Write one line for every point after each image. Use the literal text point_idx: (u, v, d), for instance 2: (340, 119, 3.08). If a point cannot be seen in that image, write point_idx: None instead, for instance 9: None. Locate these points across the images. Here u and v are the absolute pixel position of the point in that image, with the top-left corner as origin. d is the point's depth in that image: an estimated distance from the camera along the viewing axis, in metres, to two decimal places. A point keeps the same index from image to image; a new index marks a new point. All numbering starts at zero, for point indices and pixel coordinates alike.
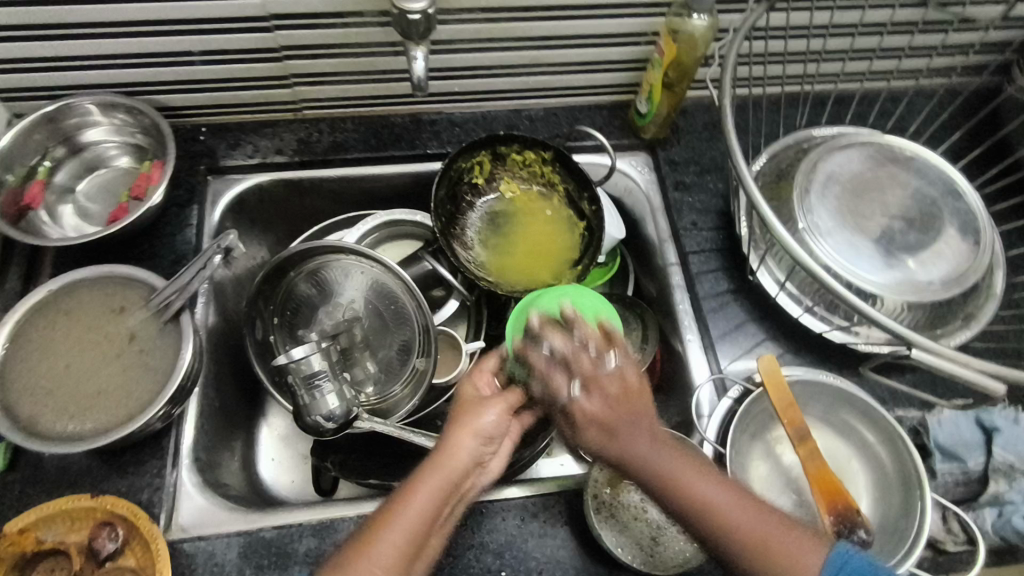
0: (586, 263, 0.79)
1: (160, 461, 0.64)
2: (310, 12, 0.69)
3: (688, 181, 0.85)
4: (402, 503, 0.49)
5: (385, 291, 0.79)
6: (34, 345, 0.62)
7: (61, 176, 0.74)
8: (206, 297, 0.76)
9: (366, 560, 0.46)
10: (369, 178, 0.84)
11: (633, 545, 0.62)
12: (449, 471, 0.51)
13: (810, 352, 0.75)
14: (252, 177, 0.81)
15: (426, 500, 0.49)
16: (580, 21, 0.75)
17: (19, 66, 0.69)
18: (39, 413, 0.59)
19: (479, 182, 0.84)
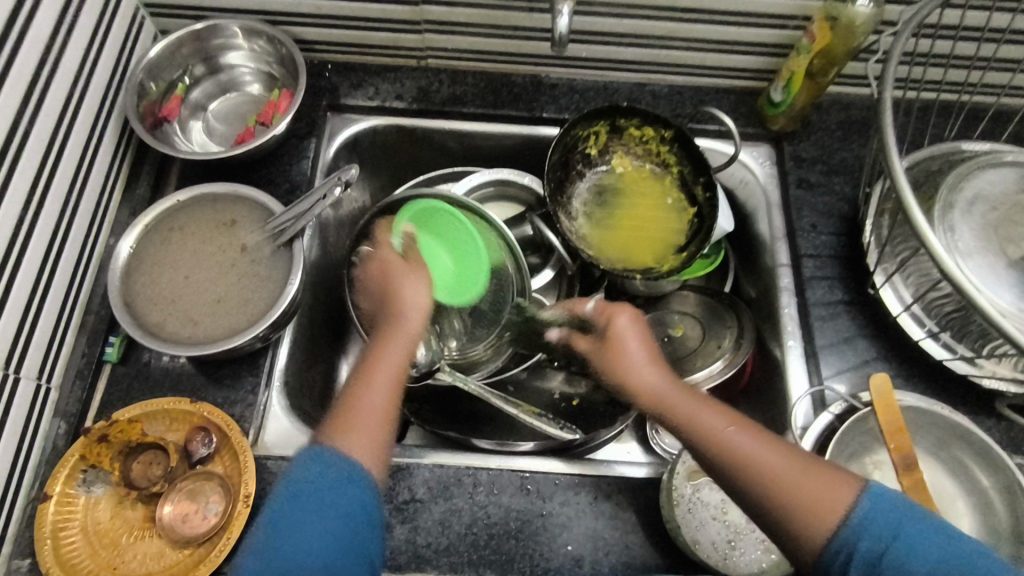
0: (692, 250, 0.76)
1: (255, 379, 0.67)
2: None
3: (813, 180, 0.80)
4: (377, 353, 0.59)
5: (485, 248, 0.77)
6: (158, 250, 0.65)
7: (197, 94, 0.77)
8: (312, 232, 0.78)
9: (364, 386, 0.56)
10: (481, 135, 0.84)
11: (707, 543, 0.60)
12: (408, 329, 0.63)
13: (924, 380, 0.70)
14: (369, 119, 0.82)
15: (398, 350, 0.60)
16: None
17: None
18: (157, 313, 0.62)
19: (591, 153, 0.82)
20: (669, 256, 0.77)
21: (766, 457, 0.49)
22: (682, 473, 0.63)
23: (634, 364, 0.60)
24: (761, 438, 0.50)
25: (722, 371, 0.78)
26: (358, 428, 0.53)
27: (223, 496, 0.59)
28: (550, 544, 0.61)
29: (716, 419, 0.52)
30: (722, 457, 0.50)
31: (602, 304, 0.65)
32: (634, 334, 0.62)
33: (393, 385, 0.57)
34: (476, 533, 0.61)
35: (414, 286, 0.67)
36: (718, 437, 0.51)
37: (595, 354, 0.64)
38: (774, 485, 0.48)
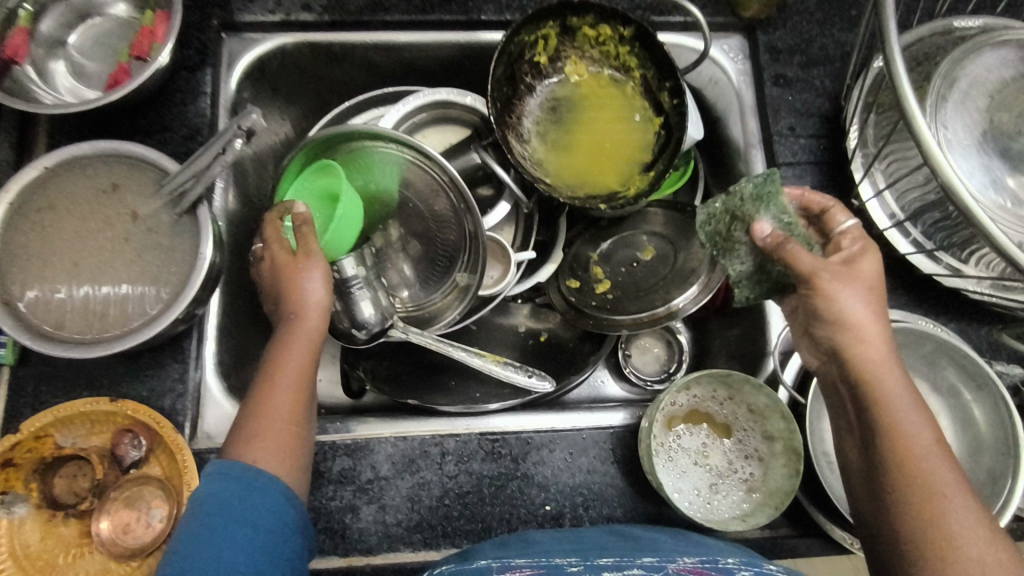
0: (662, 168, 0.68)
1: (183, 365, 0.59)
2: None
3: (791, 75, 0.71)
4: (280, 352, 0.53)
5: (426, 184, 0.66)
6: (32, 233, 0.54)
7: (48, 24, 0.62)
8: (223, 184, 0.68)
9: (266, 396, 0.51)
10: (411, 47, 0.72)
11: (690, 490, 0.58)
12: (309, 324, 0.55)
13: (907, 292, 0.66)
14: (272, 38, 0.69)
15: (298, 351, 0.53)
16: None
17: None
18: (48, 309, 0.53)
19: (541, 61, 0.71)
20: (635, 176, 0.69)
21: (944, 489, 0.44)
22: (661, 421, 0.59)
23: (858, 313, 0.50)
24: (952, 471, 0.45)
25: (698, 296, 0.73)
26: (260, 444, 0.48)
27: (165, 500, 0.54)
28: (527, 505, 0.58)
29: (920, 427, 0.46)
30: (892, 452, 0.46)
31: (862, 233, 0.54)
32: (873, 275, 0.52)
33: (296, 394, 0.52)
34: (449, 504, 0.58)
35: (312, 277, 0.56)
36: (907, 430, 0.46)
37: (829, 270, 0.50)
38: (932, 518, 0.43)
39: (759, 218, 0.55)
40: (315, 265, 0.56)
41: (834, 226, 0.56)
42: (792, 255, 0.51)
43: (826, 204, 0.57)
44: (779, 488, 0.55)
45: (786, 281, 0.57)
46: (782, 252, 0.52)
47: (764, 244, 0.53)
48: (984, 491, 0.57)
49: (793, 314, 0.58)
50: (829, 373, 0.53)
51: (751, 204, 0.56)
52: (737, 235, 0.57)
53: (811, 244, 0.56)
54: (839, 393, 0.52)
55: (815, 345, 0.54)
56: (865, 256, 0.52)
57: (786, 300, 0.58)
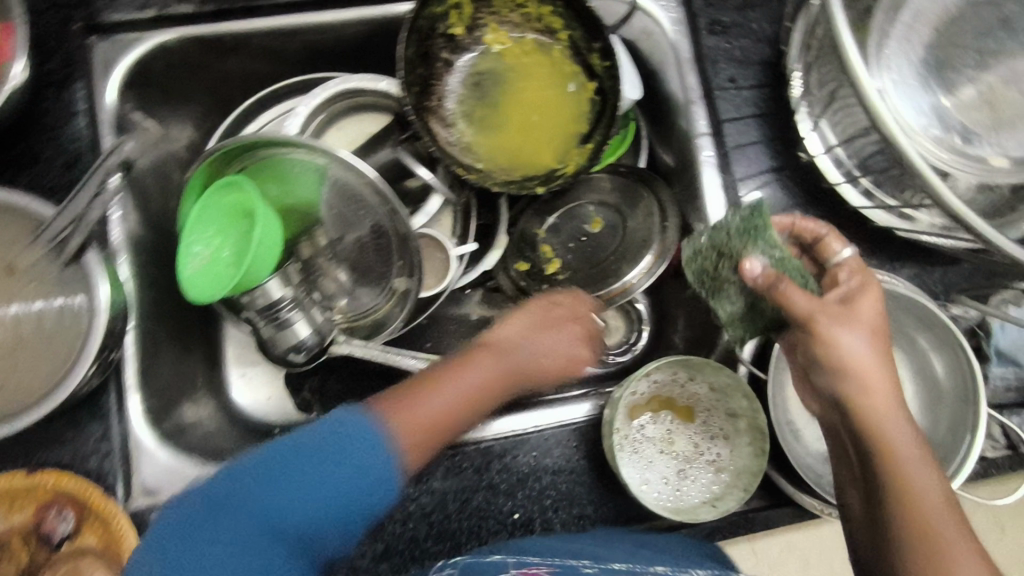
0: (600, 138, 0.63)
1: (104, 423, 0.55)
2: None
3: (726, 21, 0.66)
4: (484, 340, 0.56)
5: (347, 191, 0.61)
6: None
7: None
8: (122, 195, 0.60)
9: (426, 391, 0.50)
10: (310, 30, 0.64)
11: (658, 479, 0.56)
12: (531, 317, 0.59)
13: (862, 244, 0.64)
14: (149, 36, 0.60)
15: (515, 326, 0.58)
16: None
17: None
18: None
19: (457, 33, 0.64)
20: (573, 150, 0.64)
21: (956, 551, 0.41)
22: (623, 413, 0.57)
23: (864, 365, 0.46)
24: (961, 528, 0.43)
25: (653, 268, 0.71)
26: (404, 406, 0.47)
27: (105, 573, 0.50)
28: (495, 517, 0.56)
29: (928, 481, 0.44)
30: (903, 521, 0.43)
31: (859, 265, 0.51)
32: (874, 314, 0.48)
33: (488, 385, 0.53)
34: (414, 527, 0.56)
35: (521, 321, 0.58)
36: (918, 491, 0.43)
37: (825, 313, 0.47)
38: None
39: (748, 256, 0.52)
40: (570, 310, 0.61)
41: (831, 256, 0.54)
42: (785, 298, 0.48)
43: (822, 234, 0.54)
44: (746, 468, 0.55)
45: (781, 319, 0.53)
46: (775, 292, 0.48)
47: (756, 282, 0.50)
48: (947, 441, 0.57)
49: (790, 352, 0.55)
50: (832, 420, 0.50)
51: (738, 240, 0.53)
52: (725, 272, 0.55)
53: (807, 279, 0.53)
54: (844, 447, 0.50)
55: (816, 388, 0.51)
56: (865, 296, 0.49)
57: (783, 338, 0.54)
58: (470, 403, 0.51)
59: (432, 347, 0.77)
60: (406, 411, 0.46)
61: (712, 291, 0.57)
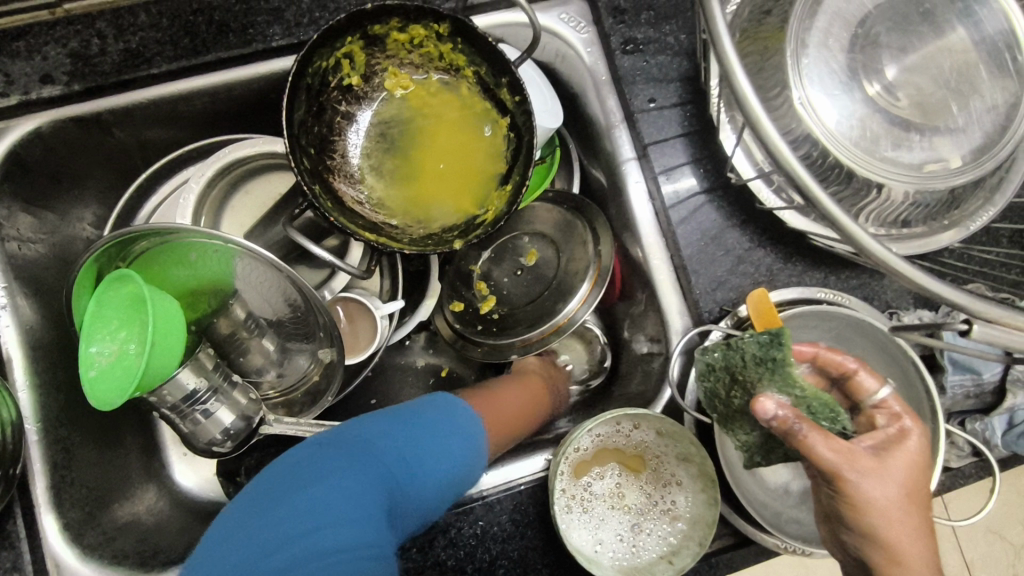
0: (519, 179, 0.60)
1: (15, 551, 0.53)
2: None
3: (641, 37, 0.62)
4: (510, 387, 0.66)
5: (257, 273, 0.56)
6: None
7: None
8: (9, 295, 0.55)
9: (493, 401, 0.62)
10: (196, 95, 0.59)
11: (613, 536, 0.53)
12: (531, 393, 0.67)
13: (802, 260, 0.61)
14: (20, 125, 0.56)
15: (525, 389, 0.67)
16: None
17: None
18: None
19: (354, 83, 0.60)
20: (493, 195, 0.61)
21: None
22: (568, 471, 0.54)
23: (898, 527, 0.45)
24: None
25: (592, 297, 0.67)
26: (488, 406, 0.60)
27: None
28: None
29: None
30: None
31: (901, 411, 0.49)
32: (910, 469, 0.46)
33: (522, 409, 0.63)
34: None
35: (511, 397, 0.64)
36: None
37: (855, 467, 0.45)
38: None
39: (764, 392, 0.49)
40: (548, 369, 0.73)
41: (865, 394, 0.51)
42: (810, 453, 0.45)
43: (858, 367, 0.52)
44: (703, 517, 0.52)
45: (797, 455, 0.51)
46: (794, 437, 0.45)
47: (769, 423, 0.45)
48: None
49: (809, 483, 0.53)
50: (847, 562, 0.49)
51: (753, 370, 0.50)
52: (738, 403, 0.51)
53: (839, 415, 0.50)
54: None
55: (829, 528, 0.50)
56: (904, 444, 0.47)
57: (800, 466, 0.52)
58: (523, 413, 0.63)
59: (379, 404, 0.73)
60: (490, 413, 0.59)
61: (726, 418, 0.52)
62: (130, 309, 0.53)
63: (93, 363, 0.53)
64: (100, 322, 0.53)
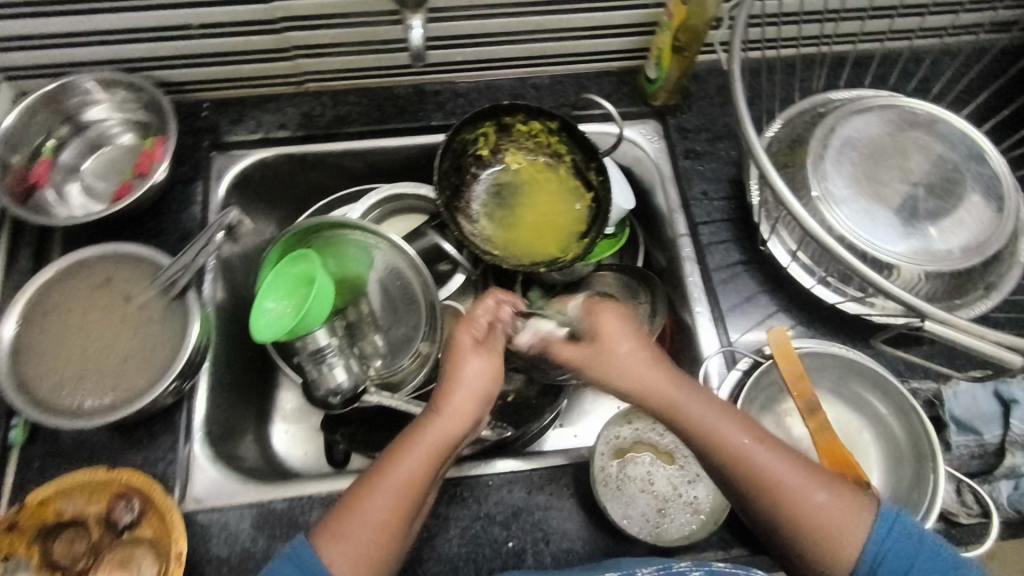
0: (593, 236, 0.78)
1: (173, 436, 0.66)
2: (311, 13, 0.72)
3: (699, 149, 0.83)
4: (393, 462, 0.54)
5: (392, 268, 0.78)
6: (38, 339, 0.62)
7: (67, 154, 0.74)
8: (213, 271, 0.76)
9: (360, 512, 0.52)
10: (374, 151, 0.83)
11: (639, 516, 0.62)
12: (424, 450, 0.54)
13: (822, 325, 0.74)
14: (257, 153, 0.81)
15: (418, 452, 0.54)
16: (582, 16, 0.77)
17: (34, 42, 0.69)
18: (64, 392, 0.60)
19: (484, 154, 0.83)
20: (573, 245, 0.79)
21: (783, 481, 0.51)
22: (607, 452, 0.65)
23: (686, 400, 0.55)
24: (793, 463, 0.53)
25: None
26: (341, 548, 0.50)
27: (155, 559, 0.59)
28: (491, 544, 0.63)
29: (735, 432, 0.53)
30: (781, 514, 0.51)
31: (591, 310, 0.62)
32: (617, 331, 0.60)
33: (404, 492, 0.53)
34: (417, 547, 0.62)
35: (383, 494, 0.52)
36: (777, 479, 0.52)
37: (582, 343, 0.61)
38: (795, 510, 0.51)
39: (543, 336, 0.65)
40: (471, 357, 0.58)
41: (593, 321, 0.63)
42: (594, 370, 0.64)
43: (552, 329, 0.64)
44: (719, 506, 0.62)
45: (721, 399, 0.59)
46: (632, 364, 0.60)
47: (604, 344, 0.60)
48: (911, 497, 0.62)
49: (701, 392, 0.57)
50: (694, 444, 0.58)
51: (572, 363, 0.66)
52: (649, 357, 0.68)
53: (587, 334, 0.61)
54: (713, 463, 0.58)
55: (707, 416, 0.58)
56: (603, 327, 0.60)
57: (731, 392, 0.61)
58: (409, 498, 0.53)
59: None
60: (344, 553, 0.50)
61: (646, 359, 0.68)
62: (297, 277, 0.74)
63: (263, 310, 0.71)
64: (274, 284, 0.73)
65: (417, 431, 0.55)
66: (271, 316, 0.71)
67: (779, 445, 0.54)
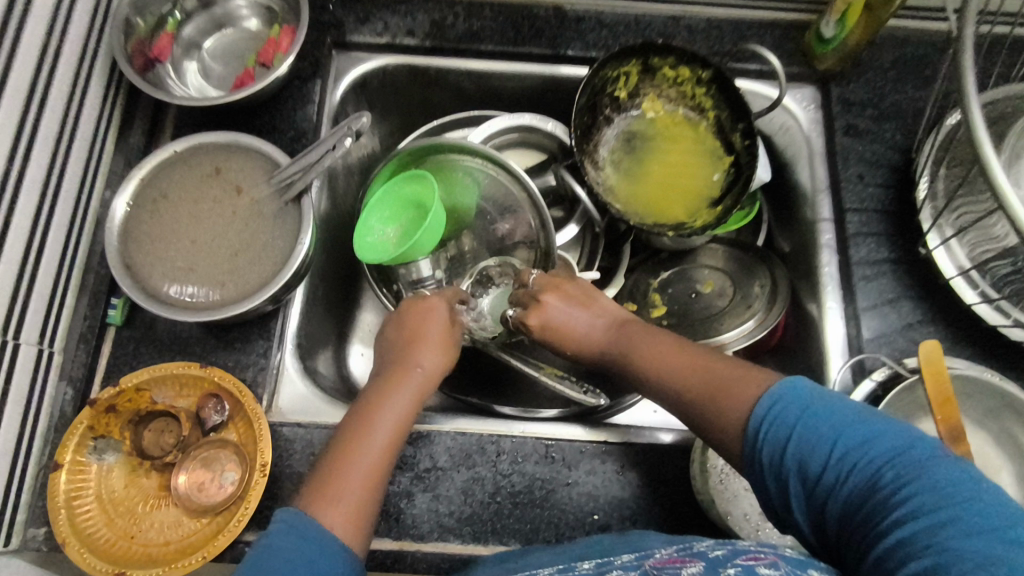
0: (728, 204, 0.71)
1: (266, 343, 0.63)
2: None
3: (861, 127, 0.74)
4: (373, 412, 0.56)
5: (507, 203, 0.72)
6: (147, 221, 0.59)
7: (189, 30, 0.70)
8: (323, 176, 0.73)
9: (350, 462, 0.52)
10: (501, 76, 0.77)
11: (739, 514, 0.58)
12: (396, 405, 0.57)
13: (970, 346, 0.66)
14: (379, 58, 0.76)
15: (398, 409, 0.57)
16: None
17: None
18: (171, 282, 0.57)
19: (620, 96, 0.76)
20: (702, 211, 0.72)
21: (689, 369, 0.52)
22: None
23: (569, 319, 0.65)
24: (695, 359, 0.53)
25: (753, 332, 0.74)
26: (343, 505, 0.49)
27: (239, 465, 0.58)
28: (576, 513, 0.60)
29: (660, 344, 0.57)
30: (687, 391, 0.51)
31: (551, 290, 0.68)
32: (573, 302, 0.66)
33: (388, 441, 0.54)
34: (500, 502, 0.60)
35: (366, 445, 0.53)
36: (679, 365, 0.53)
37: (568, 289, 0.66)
38: (701, 393, 0.50)
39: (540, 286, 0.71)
40: (430, 326, 0.64)
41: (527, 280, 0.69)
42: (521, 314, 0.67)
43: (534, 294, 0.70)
44: None
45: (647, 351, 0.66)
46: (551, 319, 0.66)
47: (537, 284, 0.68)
48: None
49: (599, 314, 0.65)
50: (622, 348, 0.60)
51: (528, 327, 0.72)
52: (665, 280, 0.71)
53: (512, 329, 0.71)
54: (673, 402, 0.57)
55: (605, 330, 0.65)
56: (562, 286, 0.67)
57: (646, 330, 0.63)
58: (391, 450, 0.54)
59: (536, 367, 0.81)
60: (341, 501, 0.49)
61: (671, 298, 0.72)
62: (409, 200, 0.70)
63: (375, 228, 0.68)
64: (382, 203, 0.69)
65: (386, 391, 0.58)
66: (379, 233, 0.68)
67: (684, 341, 0.56)
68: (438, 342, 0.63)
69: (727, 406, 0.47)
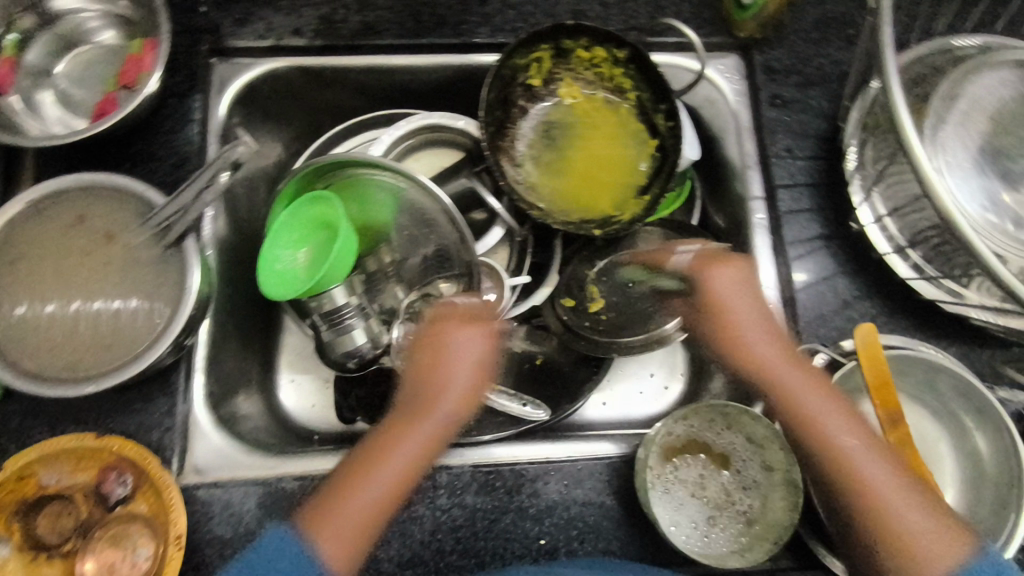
0: (656, 192, 0.66)
1: (170, 399, 0.58)
2: None
3: (787, 96, 0.70)
4: (390, 447, 0.52)
5: (420, 214, 0.66)
6: (8, 285, 0.52)
7: (35, 53, 0.61)
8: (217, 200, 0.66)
9: (351, 499, 0.50)
10: (404, 71, 0.70)
11: (687, 523, 0.57)
12: (415, 438, 0.53)
13: (906, 317, 0.65)
14: (264, 62, 0.68)
15: (415, 445, 0.53)
16: None
17: None
18: (42, 351, 0.51)
19: (534, 84, 0.71)
20: (630, 202, 0.68)
21: (885, 488, 0.49)
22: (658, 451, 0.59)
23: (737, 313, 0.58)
24: (880, 452, 0.51)
25: None
26: (336, 537, 0.48)
27: (152, 539, 0.53)
28: (522, 541, 0.57)
29: (828, 413, 0.53)
30: (859, 497, 0.50)
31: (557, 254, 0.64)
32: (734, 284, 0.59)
33: (398, 478, 0.51)
34: (441, 539, 0.57)
35: (369, 483, 0.50)
36: (858, 460, 0.51)
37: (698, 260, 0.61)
38: (876, 509, 0.49)
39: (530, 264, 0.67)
40: (471, 330, 0.57)
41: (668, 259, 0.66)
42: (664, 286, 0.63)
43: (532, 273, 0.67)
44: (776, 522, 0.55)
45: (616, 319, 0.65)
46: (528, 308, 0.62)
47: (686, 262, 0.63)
48: (988, 526, 0.55)
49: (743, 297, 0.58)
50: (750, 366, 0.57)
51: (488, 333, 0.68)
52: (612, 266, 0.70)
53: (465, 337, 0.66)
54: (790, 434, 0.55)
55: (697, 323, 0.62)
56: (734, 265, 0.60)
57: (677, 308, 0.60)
58: (396, 496, 0.51)
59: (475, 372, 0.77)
60: (336, 535, 0.48)
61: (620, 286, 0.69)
62: (315, 224, 0.64)
63: (280, 258, 0.63)
64: (284, 228, 0.63)
65: (414, 425, 0.53)
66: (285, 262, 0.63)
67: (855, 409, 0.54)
68: (484, 341, 0.57)
69: (903, 543, 0.48)
